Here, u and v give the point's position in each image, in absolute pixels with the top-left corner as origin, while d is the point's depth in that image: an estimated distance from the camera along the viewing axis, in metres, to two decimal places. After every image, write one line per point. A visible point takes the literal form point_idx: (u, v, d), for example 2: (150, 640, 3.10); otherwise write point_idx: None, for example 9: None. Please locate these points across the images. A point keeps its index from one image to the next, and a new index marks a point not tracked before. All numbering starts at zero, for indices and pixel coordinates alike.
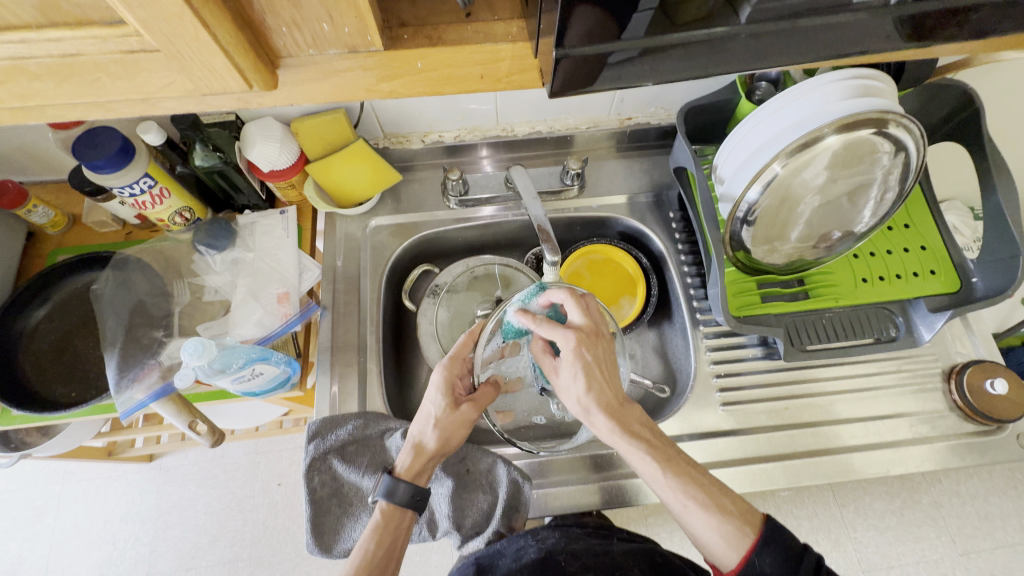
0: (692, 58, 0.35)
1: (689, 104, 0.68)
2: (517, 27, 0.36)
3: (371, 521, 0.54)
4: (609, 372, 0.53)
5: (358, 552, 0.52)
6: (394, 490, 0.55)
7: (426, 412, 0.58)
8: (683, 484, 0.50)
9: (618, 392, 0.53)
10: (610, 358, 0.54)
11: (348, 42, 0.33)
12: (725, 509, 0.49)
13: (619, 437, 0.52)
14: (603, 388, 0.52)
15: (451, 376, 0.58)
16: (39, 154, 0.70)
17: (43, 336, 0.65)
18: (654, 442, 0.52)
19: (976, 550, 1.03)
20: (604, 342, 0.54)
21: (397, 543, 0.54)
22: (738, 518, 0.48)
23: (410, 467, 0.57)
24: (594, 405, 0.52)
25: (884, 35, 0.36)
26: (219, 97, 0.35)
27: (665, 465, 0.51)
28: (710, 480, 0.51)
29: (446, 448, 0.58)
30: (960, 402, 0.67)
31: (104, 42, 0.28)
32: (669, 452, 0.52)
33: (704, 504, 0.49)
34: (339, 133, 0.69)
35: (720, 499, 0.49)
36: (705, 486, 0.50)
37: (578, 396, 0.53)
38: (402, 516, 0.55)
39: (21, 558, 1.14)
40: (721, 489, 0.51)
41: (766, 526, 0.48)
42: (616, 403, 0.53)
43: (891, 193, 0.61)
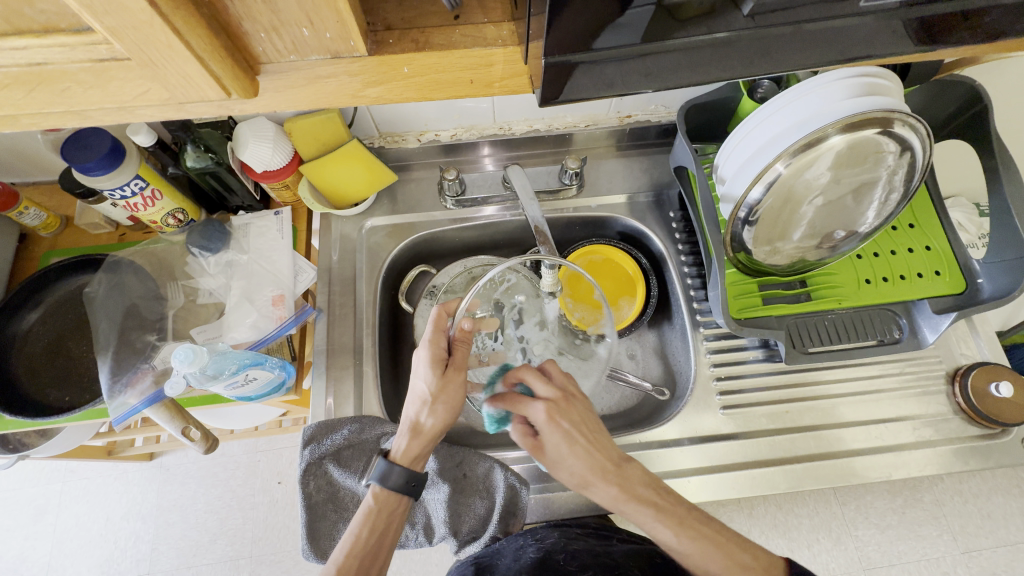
0: (690, 61, 0.34)
1: (690, 102, 0.67)
2: (509, 30, 0.35)
3: (364, 507, 0.53)
4: (593, 431, 0.53)
5: (349, 536, 0.51)
6: (388, 474, 0.54)
7: (419, 391, 0.55)
8: (701, 545, 0.49)
9: (611, 453, 0.53)
10: (589, 416, 0.55)
11: (331, 47, 0.32)
12: (746, 565, 0.48)
13: (624, 504, 0.51)
14: (593, 452, 0.52)
15: (437, 349, 0.55)
16: (29, 155, 0.70)
17: (36, 340, 0.64)
18: (659, 498, 0.52)
19: (977, 548, 1.02)
20: (578, 404, 0.55)
21: (389, 530, 0.53)
22: (760, 573, 0.48)
23: (406, 450, 0.55)
24: (589, 474, 0.51)
25: (888, 38, 0.35)
26: (199, 105, 0.34)
27: (676, 524, 0.50)
28: (726, 537, 0.50)
29: (441, 426, 0.55)
30: (964, 405, 0.66)
31: (71, 50, 0.27)
32: (678, 510, 0.51)
33: (725, 564, 0.48)
34: (333, 133, 0.68)
35: (737, 554, 0.49)
36: (720, 542, 0.49)
37: (572, 470, 0.52)
38: (396, 502, 0.54)
39: (23, 556, 1.14)
40: (738, 542, 0.50)
41: (790, 568, 0.49)
42: (610, 461, 0.52)
43: (896, 193, 0.60)
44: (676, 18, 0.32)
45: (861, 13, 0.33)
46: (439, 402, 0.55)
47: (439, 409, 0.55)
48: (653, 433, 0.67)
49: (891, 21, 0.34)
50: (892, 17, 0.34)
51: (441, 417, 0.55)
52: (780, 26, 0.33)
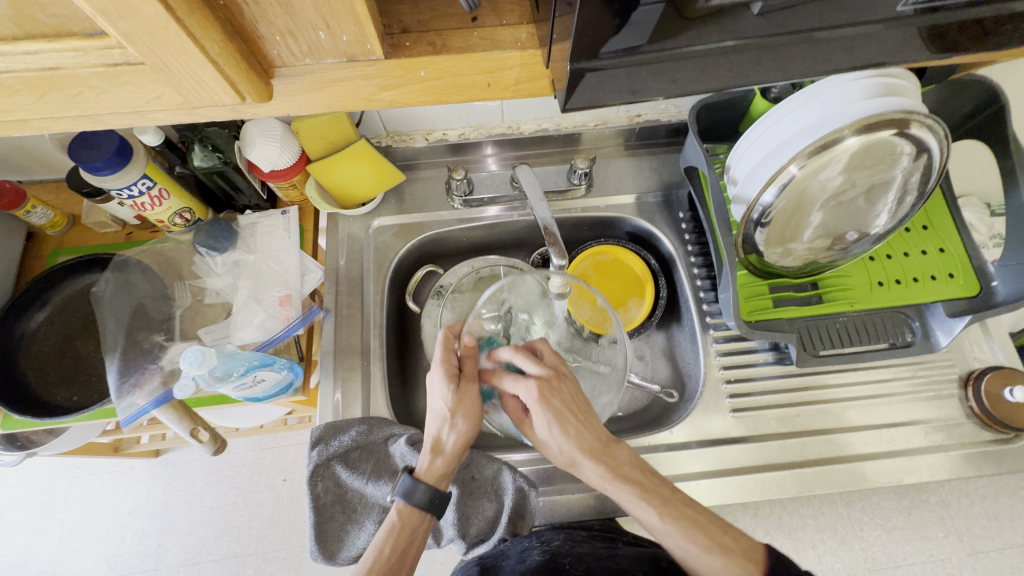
0: (710, 66, 0.33)
1: (701, 102, 0.66)
2: (527, 32, 0.34)
3: (387, 523, 0.53)
4: (581, 410, 0.53)
5: (372, 552, 0.51)
6: (412, 491, 0.53)
7: (437, 409, 0.55)
8: (683, 526, 0.48)
9: (599, 432, 0.53)
10: (578, 396, 0.54)
11: (347, 51, 0.31)
12: (727, 548, 0.47)
13: (611, 482, 0.51)
14: (581, 430, 0.52)
15: (450, 366, 0.56)
16: (37, 154, 0.69)
17: (44, 340, 0.64)
18: (644, 479, 0.51)
19: (984, 549, 1.02)
20: (566, 383, 0.54)
21: (413, 548, 0.53)
22: (738, 556, 0.46)
23: (431, 467, 0.55)
24: (578, 452, 0.51)
25: (913, 41, 0.35)
26: (212, 109, 0.33)
27: (659, 503, 0.49)
28: (706, 518, 0.50)
29: (462, 441, 0.55)
30: (977, 409, 0.66)
31: (83, 55, 0.27)
32: (663, 491, 0.51)
33: (703, 544, 0.47)
34: (341, 132, 0.68)
35: (717, 535, 0.48)
36: (703, 524, 0.49)
37: (559, 446, 0.52)
38: (419, 520, 0.54)
39: (31, 551, 1.15)
40: (719, 523, 0.49)
41: (769, 556, 0.46)
42: (598, 441, 0.52)
43: (911, 195, 0.59)
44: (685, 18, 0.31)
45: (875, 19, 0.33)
46: (460, 417, 0.55)
47: (459, 424, 0.55)
48: (662, 437, 0.66)
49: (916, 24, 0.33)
50: (917, 21, 0.33)
51: (463, 431, 0.55)
52: (804, 32, 0.33)
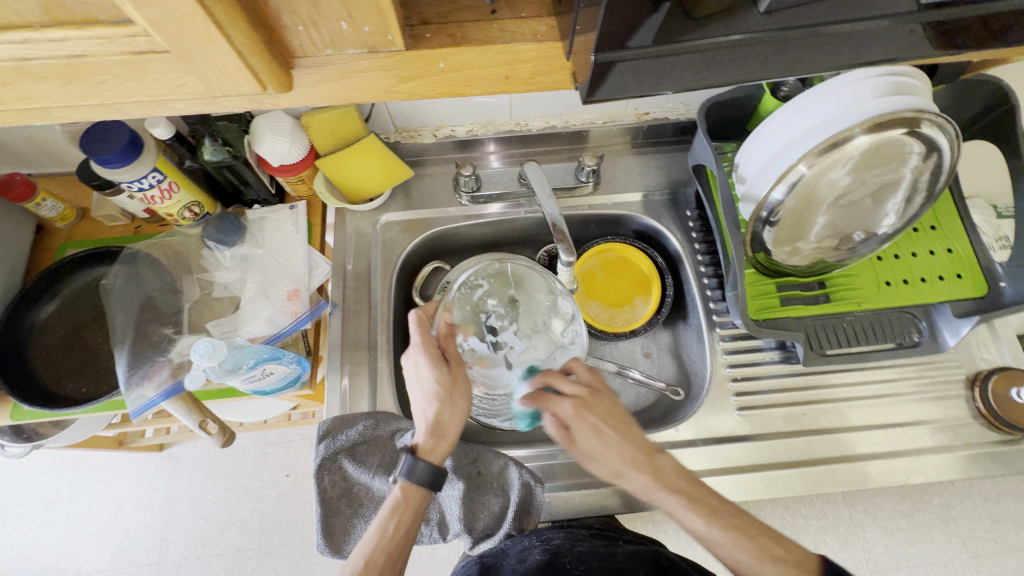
0: (726, 60, 0.33)
1: (710, 100, 0.66)
2: (545, 25, 0.34)
3: (390, 500, 0.53)
4: (620, 423, 0.53)
5: (375, 529, 0.51)
6: (413, 471, 0.53)
7: (427, 391, 0.55)
8: (734, 537, 0.47)
9: (641, 443, 0.52)
10: (617, 409, 0.54)
11: (368, 42, 0.32)
12: (778, 557, 0.45)
13: (658, 492, 0.50)
14: (621, 444, 0.51)
15: (434, 350, 0.56)
16: (48, 147, 0.70)
17: (53, 331, 0.65)
18: (691, 488, 0.51)
19: (986, 552, 1.02)
20: (603, 398, 0.54)
21: (414, 525, 0.53)
22: (791, 565, 0.45)
23: (433, 448, 0.55)
24: (622, 465, 0.51)
25: (934, 37, 0.35)
26: (232, 99, 0.33)
27: (709, 513, 0.48)
28: (758, 528, 0.48)
29: (461, 418, 0.56)
30: (984, 410, 0.66)
31: (109, 43, 0.27)
32: (711, 501, 0.50)
33: (756, 555, 0.46)
34: (350, 127, 0.68)
35: (770, 546, 0.46)
36: (754, 535, 0.47)
37: (604, 460, 0.51)
38: (421, 498, 0.54)
39: (35, 543, 1.15)
40: (771, 534, 0.47)
41: (825, 565, 0.45)
42: (643, 452, 0.52)
43: (920, 195, 0.59)
44: (692, 16, 0.33)
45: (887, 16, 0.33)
46: (454, 395, 0.55)
47: (455, 402, 0.55)
48: (668, 434, 0.66)
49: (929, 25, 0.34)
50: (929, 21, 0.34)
51: (456, 407, 0.55)
52: (825, 26, 0.33)
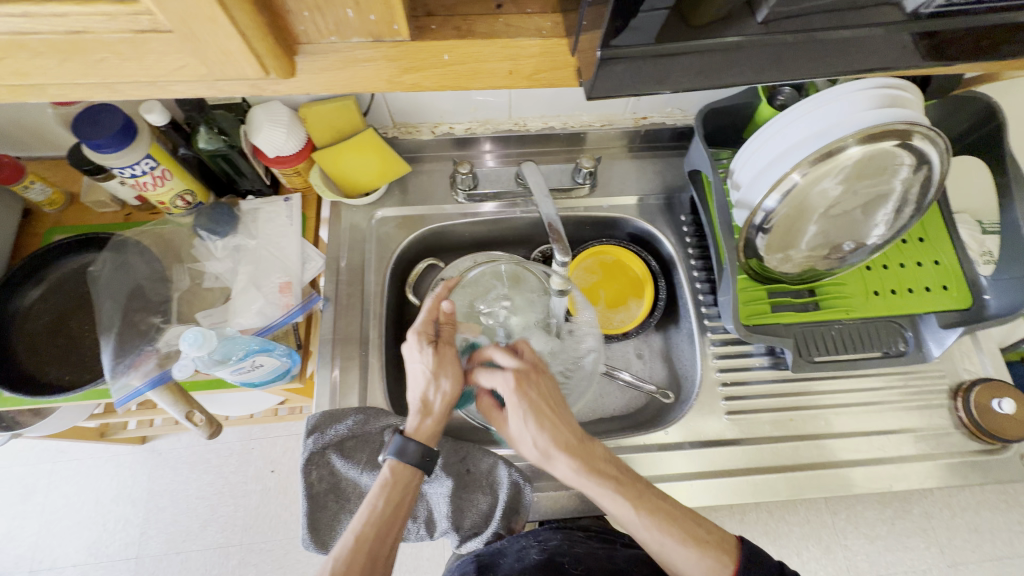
0: (728, 61, 0.34)
1: (709, 106, 0.67)
2: (551, 22, 0.35)
3: (381, 479, 0.53)
4: (555, 404, 0.53)
5: (366, 508, 0.51)
6: (404, 449, 0.53)
7: (418, 372, 0.56)
8: (655, 520, 0.50)
9: (574, 428, 0.53)
10: (552, 391, 0.54)
11: (373, 30, 0.32)
12: (701, 540, 0.49)
13: (585, 478, 0.51)
14: (557, 426, 0.52)
15: (426, 332, 0.57)
16: (39, 130, 0.68)
17: (37, 317, 0.64)
18: (615, 473, 0.52)
19: (963, 561, 1.03)
20: (545, 378, 0.55)
21: (406, 500, 0.53)
22: (714, 548, 0.48)
23: (420, 426, 0.55)
24: (551, 447, 0.51)
25: (925, 52, 0.36)
26: (233, 83, 0.33)
27: (634, 499, 0.50)
28: (681, 511, 0.51)
29: (450, 400, 0.55)
30: (966, 420, 0.67)
31: (112, 20, 0.26)
32: (639, 486, 0.52)
33: (678, 537, 0.49)
34: (347, 120, 0.67)
35: (691, 529, 0.50)
36: (677, 517, 0.50)
37: (534, 442, 0.52)
38: (412, 475, 0.54)
39: (10, 535, 1.13)
40: (693, 517, 0.51)
41: (742, 547, 0.49)
42: (572, 437, 0.52)
43: (908, 207, 0.60)
44: (692, 24, 0.32)
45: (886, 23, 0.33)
46: (443, 377, 0.55)
47: (443, 382, 0.56)
48: (656, 436, 0.67)
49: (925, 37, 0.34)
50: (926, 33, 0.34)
51: (448, 390, 0.55)
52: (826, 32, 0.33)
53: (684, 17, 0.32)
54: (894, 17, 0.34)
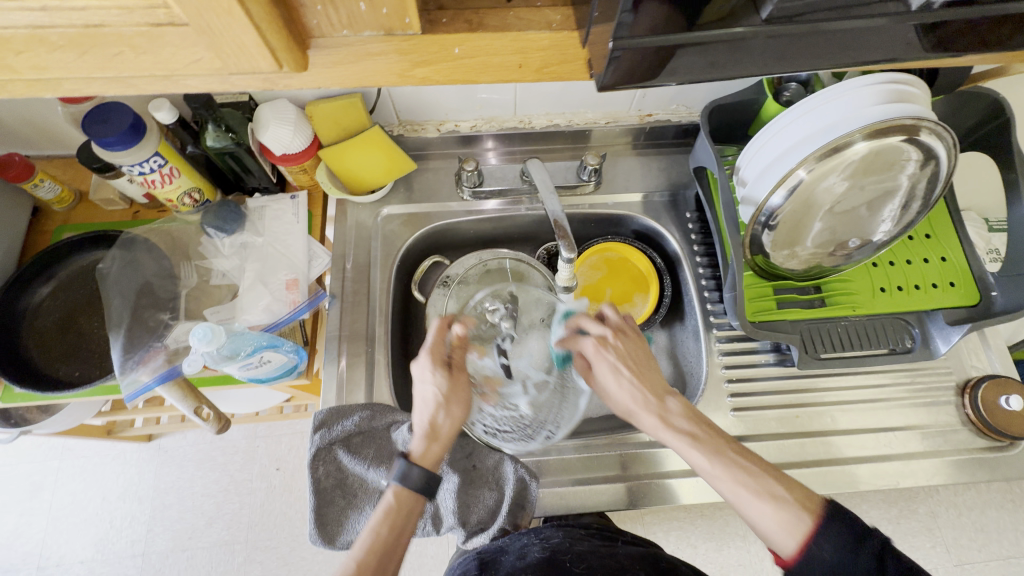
0: (737, 53, 0.34)
1: (714, 102, 0.67)
2: (563, 14, 0.35)
3: (382, 505, 0.50)
4: (639, 364, 0.55)
5: (367, 534, 0.49)
6: (408, 474, 0.51)
7: (427, 395, 0.55)
8: (733, 473, 0.47)
9: (657, 386, 0.54)
10: (639, 354, 0.56)
11: (385, 24, 0.32)
12: (777, 496, 0.45)
13: (664, 432, 0.51)
14: (638, 383, 0.54)
15: (438, 354, 0.56)
16: (48, 128, 0.69)
17: (47, 314, 0.64)
18: (698, 429, 0.51)
19: (970, 560, 1.03)
20: (630, 342, 0.57)
21: (407, 530, 0.50)
22: (790, 505, 0.45)
23: (426, 451, 0.53)
24: (631, 403, 0.53)
25: (933, 41, 0.35)
26: (245, 78, 0.33)
27: (711, 451, 0.49)
28: (761, 466, 0.48)
29: (456, 423, 0.54)
30: (974, 416, 0.67)
31: (129, 13, 0.27)
32: (719, 441, 0.50)
33: (755, 491, 0.46)
34: (354, 118, 0.68)
35: (769, 485, 0.46)
36: (754, 472, 0.47)
37: (617, 397, 0.54)
38: (415, 502, 0.51)
39: (18, 532, 1.14)
40: (773, 473, 0.47)
41: (828, 506, 0.44)
42: (654, 393, 0.53)
43: (915, 203, 0.60)
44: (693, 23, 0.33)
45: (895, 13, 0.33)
46: (453, 401, 0.55)
47: (452, 406, 0.55)
48: None
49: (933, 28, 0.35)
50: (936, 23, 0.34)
51: (455, 414, 0.54)
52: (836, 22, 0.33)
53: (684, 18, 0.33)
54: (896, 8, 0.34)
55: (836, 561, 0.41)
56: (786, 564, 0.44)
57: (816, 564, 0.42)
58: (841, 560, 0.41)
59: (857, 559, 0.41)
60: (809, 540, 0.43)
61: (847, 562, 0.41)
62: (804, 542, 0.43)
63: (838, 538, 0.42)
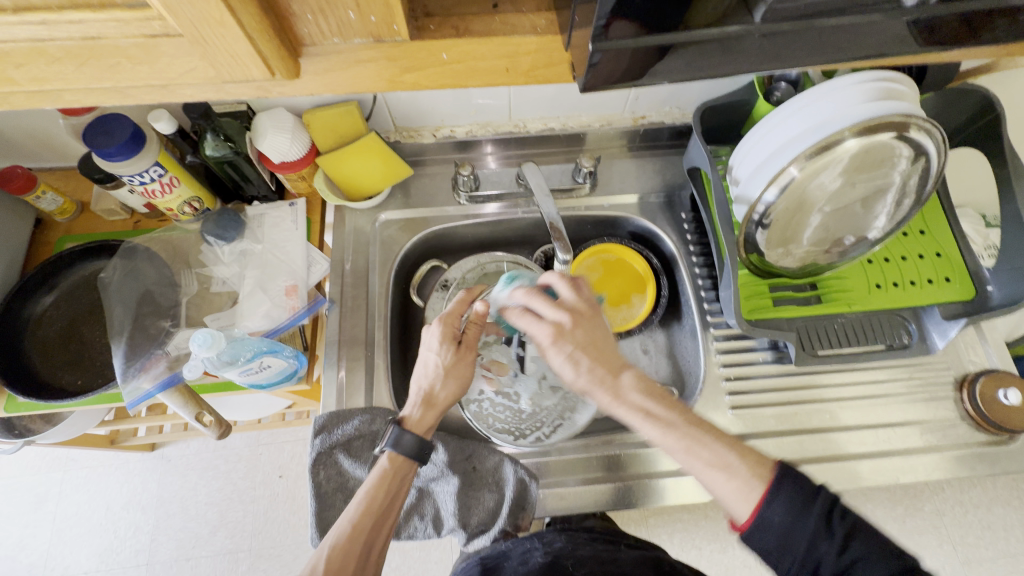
0: (717, 54, 0.35)
1: (705, 103, 0.68)
2: (546, 19, 0.36)
3: (376, 469, 0.53)
4: (595, 346, 0.51)
5: (359, 497, 0.51)
6: (400, 440, 0.53)
7: (431, 363, 0.57)
8: (686, 446, 0.47)
9: (609, 364, 0.50)
10: (597, 336, 0.52)
11: (374, 31, 0.33)
12: (733, 466, 0.45)
13: (616, 410, 0.49)
14: (594, 368, 0.50)
15: (451, 327, 0.58)
16: (50, 141, 0.70)
17: (50, 324, 0.65)
18: (654, 404, 0.48)
19: (978, 559, 1.02)
20: (586, 321, 0.52)
21: (399, 494, 0.53)
22: (744, 474, 0.45)
23: (421, 419, 0.56)
24: (582, 385, 0.50)
25: (914, 35, 0.36)
26: (241, 86, 0.34)
27: (665, 426, 0.47)
28: (716, 435, 0.47)
29: (454, 396, 0.57)
30: (971, 411, 0.67)
31: (125, 25, 0.28)
32: (674, 413, 0.48)
33: (709, 461, 0.46)
34: (350, 125, 0.69)
35: (723, 455, 0.46)
36: (708, 443, 0.46)
37: (568, 381, 0.51)
38: (408, 467, 0.54)
39: (22, 544, 1.14)
40: (727, 441, 0.47)
41: (779, 468, 0.45)
42: (607, 372, 0.50)
43: (908, 200, 0.60)
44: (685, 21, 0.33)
45: (866, 12, 0.34)
46: (453, 375, 0.57)
47: (455, 380, 0.57)
48: None
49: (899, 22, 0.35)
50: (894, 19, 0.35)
51: (454, 388, 0.57)
52: (815, 20, 0.34)
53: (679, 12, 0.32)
54: (888, 5, 0.34)
55: (786, 523, 0.42)
56: (739, 530, 0.45)
57: (767, 527, 0.43)
58: (791, 521, 0.42)
59: (807, 520, 0.42)
60: (761, 505, 0.43)
61: (795, 523, 0.42)
62: (757, 508, 0.43)
63: (789, 501, 0.43)
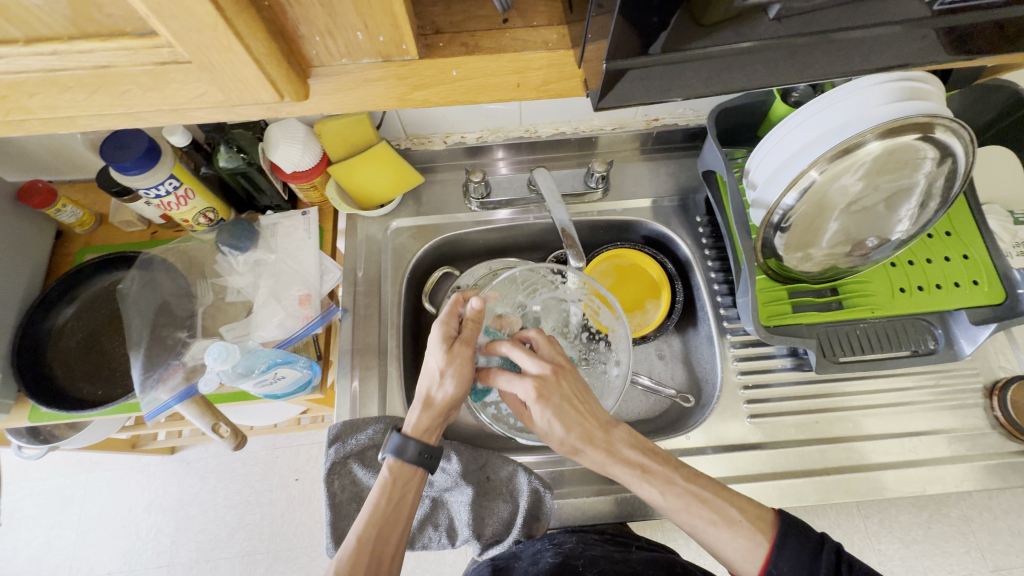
0: (732, 67, 0.34)
1: (722, 104, 0.66)
2: (557, 33, 0.35)
3: (380, 479, 0.53)
4: (581, 398, 0.54)
5: (367, 506, 0.51)
6: (404, 448, 0.53)
7: (431, 367, 0.57)
8: (687, 502, 0.50)
9: (597, 419, 0.54)
10: (579, 387, 0.55)
11: (382, 51, 0.33)
12: (734, 521, 0.48)
13: (612, 467, 0.52)
14: (583, 421, 0.53)
15: (449, 328, 0.58)
16: (68, 154, 0.71)
17: (71, 335, 0.66)
18: (647, 460, 0.52)
19: (1007, 567, 0.99)
20: (567, 377, 0.55)
21: (406, 502, 0.53)
22: (747, 527, 0.48)
23: (417, 422, 0.55)
24: (576, 443, 0.53)
25: (943, 43, 0.34)
26: (250, 107, 0.34)
27: (662, 483, 0.50)
28: (711, 490, 0.50)
29: (455, 400, 0.56)
30: (1004, 419, 0.64)
31: (134, 54, 0.28)
32: (668, 469, 0.51)
33: (711, 519, 0.49)
34: (361, 134, 0.69)
35: (724, 508, 0.49)
36: (706, 499, 0.50)
37: (561, 439, 0.53)
38: (412, 474, 0.54)
39: (49, 545, 1.17)
40: (724, 495, 0.50)
41: (779, 518, 0.49)
42: (597, 426, 0.53)
43: (934, 201, 0.58)
44: (703, 24, 0.31)
45: (888, 23, 0.33)
46: (451, 375, 0.56)
47: (454, 381, 0.56)
48: (676, 441, 0.65)
49: (920, 30, 0.33)
50: (922, 26, 0.33)
51: (451, 389, 0.56)
52: (836, 33, 0.33)
53: (695, 18, 0.31)
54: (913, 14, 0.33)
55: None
56: None
57: None
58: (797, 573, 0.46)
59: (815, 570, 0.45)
60: (768, 563, 0.46)
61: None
62: (763, 566, 0.47)
63: (796, 555, 0.46)
